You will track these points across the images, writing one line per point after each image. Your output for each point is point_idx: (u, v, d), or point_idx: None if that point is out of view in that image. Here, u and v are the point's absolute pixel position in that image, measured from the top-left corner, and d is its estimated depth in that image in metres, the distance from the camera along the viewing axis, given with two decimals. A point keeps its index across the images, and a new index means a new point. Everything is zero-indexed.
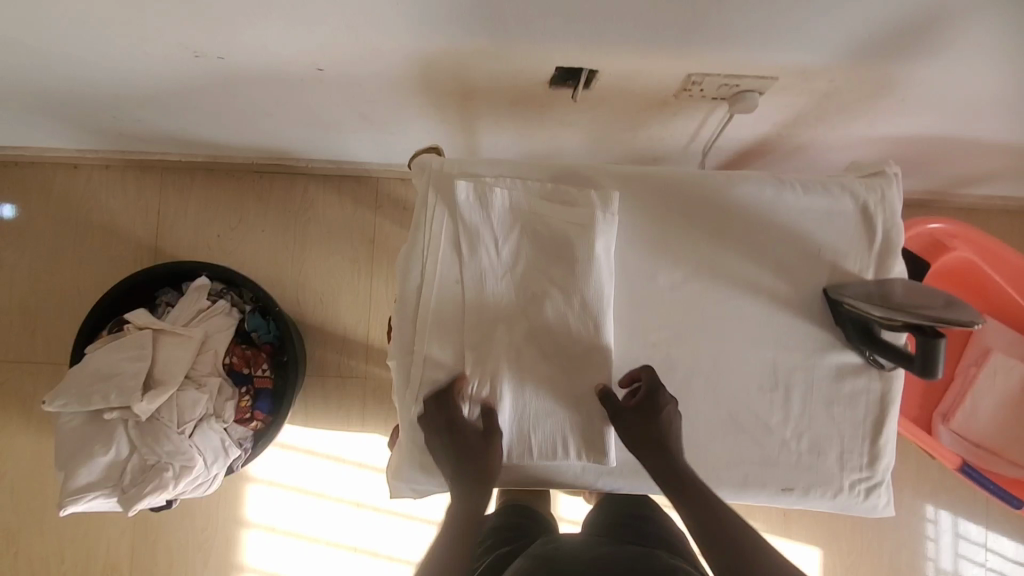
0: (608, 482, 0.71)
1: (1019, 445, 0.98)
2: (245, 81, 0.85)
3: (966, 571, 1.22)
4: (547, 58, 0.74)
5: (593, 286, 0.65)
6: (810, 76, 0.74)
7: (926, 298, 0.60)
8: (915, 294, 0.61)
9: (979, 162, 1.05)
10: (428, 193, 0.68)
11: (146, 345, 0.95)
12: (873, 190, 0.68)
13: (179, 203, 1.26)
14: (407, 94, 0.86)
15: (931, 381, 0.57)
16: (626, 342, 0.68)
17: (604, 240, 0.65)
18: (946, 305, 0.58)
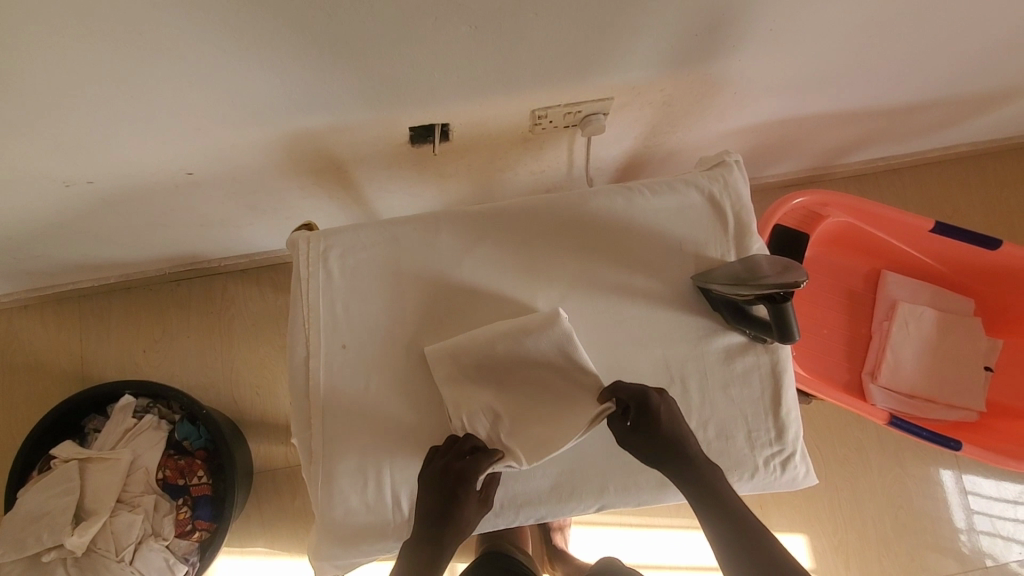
0: (531, 514, 0.67)
1: (950, 387, 0.99)
2: (125, 199, 0.86)
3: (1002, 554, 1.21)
4: (396, 122, 0.77)
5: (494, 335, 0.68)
6: (640, 90, 0.80)
7: (768, 265, 0.63)
8: (766, 264, 0.64)
9: (849, 131, 1.10)
10: (300, 269, 0.69)
11: (73, 476, 0.96)
12: (714, 180, 0.72)
13: (100, 328, 1.24)
14: (282, 182, 0.88)
15: (792, 344, 0.61)
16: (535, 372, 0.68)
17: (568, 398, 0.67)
18: (782, 268, 0.62)
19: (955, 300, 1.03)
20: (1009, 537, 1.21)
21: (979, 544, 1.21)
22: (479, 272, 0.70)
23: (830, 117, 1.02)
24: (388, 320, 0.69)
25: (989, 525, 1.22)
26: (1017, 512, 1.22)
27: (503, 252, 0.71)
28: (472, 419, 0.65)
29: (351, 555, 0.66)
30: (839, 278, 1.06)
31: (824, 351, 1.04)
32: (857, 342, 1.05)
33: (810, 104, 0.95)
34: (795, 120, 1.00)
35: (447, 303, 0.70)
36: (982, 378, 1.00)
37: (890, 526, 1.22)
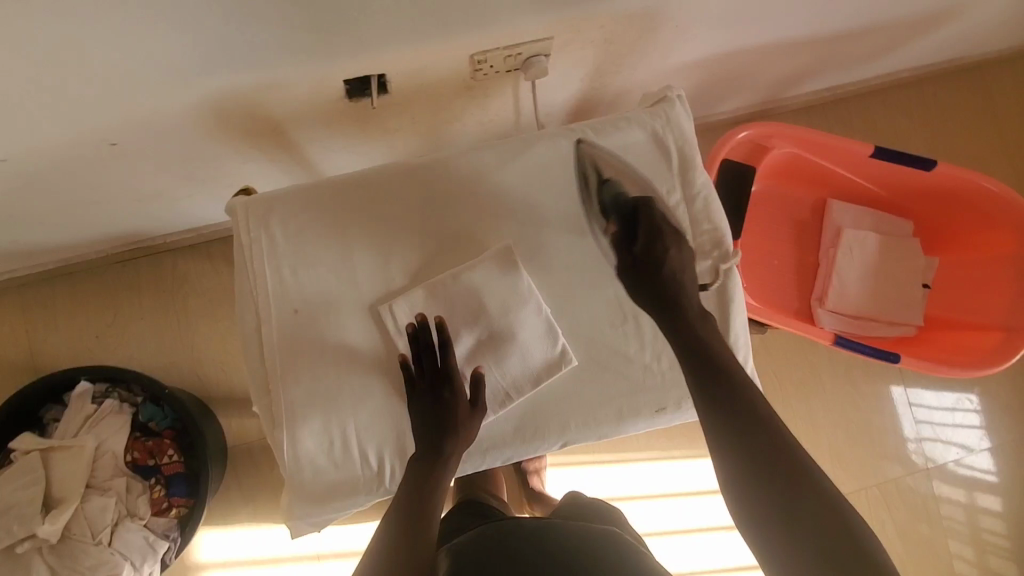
0: (497, 457, 0.70)
1: (892, 306, 1.05)
2: (45, 177, 0.81)
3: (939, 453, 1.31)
4: (329, 76, 0.74)
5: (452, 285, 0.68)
6: (577, 27, 0.78)
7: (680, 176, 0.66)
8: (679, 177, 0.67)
9: (792, 61, 1.11)
10: (244, 235, 0.68)
11: (38, 467, 0.95)
12: (657, 116, 0.72)
13: (45, 317, 1.18)
14: (218, 148, 0.84)
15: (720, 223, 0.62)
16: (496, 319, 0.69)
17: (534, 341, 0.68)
18: None
19: (895, 222, 1.08)
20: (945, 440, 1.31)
21: (923, 450, 1.31)
22: (428, 225, 0.70)
23: (772, 48, 1.02)
24: (340, 280, 0.68)
25: (928, 430, 1.32)
26: (955, 418, 1.32)
27: (451, 204, 0.70)
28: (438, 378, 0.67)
29: (324, 512, 0.67)
30: (787, 209, 1.09)
31: (775, 281, 1.07)
32: (806, 270, 1.09)
33: (751, 35, 0.95)
34: (738, 53, 1.00)
35: (398, 260, 0.69)
36: (919, 294, 1.05)
37: (843, 439, 1.31)
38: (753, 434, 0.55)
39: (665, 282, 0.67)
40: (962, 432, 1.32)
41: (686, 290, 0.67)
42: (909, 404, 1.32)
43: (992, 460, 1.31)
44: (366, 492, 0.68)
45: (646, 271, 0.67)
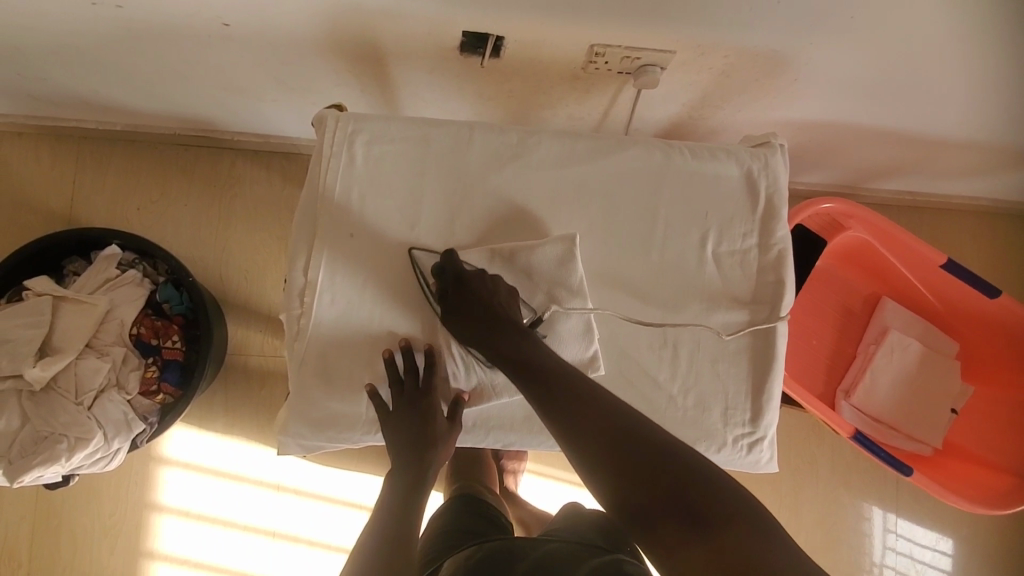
0: (498, 438, 0.69)
1: (915, 420, 1.02)
2: (148, 34, 0.81)
3: None
4: (451, 22, 0.74)
5: (508, 258, 0.67)
6: (701, 49, 0.77)
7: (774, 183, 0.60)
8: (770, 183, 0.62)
9: (888, 153, 1.10)
10: (325, 146, 0.67)
11: (45, 311, 0.94)
12: (756, 158, 0.71)
13: (95, 174, 1.19)
14: (318, 60, 0.85)
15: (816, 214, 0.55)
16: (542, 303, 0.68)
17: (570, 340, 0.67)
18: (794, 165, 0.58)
19: (942, 339, 1.06)
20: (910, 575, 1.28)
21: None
22: (504, 192, 0.69)
23: (875, 133, 1.01)
24: (402, 219, 0.68)
25: (896, 560, 1.29)
26: (932, 557, 1.29)
27: (531, 179, 0.69)
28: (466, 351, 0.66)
29: (317, 438, 0.66)
30: (840, 294, 1.07)
31: (807, 360, 1.05)
32: (840, 358, 1.07)
33: (860, 113, 0.94)
34: (841, 126, 0.99)
35: (465, 218, 0.69)
36: (947, 418, 1.03)
37: (820, 538, 1.28)
38: (600, 446, 0.53)
39: (483, 307, 0.62)
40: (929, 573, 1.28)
41: (506, 309, 0.63)
42: (889, 528, 1.29)
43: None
44: (363, 432, 0.67)
45: (464, 306, 0.63)
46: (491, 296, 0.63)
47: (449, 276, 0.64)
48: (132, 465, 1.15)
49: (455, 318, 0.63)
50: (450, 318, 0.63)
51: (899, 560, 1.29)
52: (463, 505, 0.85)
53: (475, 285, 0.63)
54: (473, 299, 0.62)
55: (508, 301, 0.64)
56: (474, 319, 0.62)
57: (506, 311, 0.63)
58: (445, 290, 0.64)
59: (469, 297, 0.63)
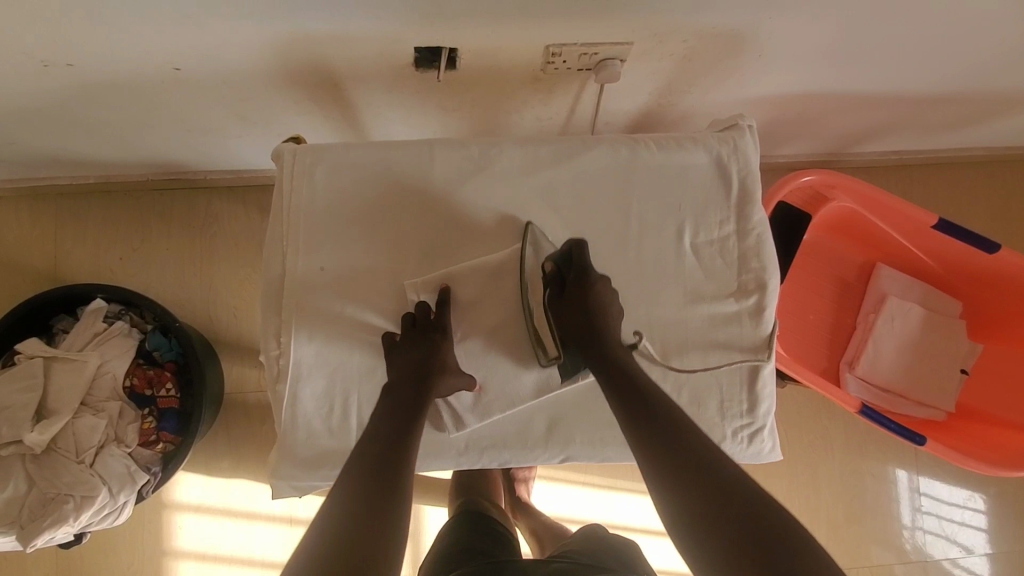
0: (493, 458, 0.67)
1: (923, 386, 1.00)
2: (103, 88, 0.81)
3: (931, 547, 1.25)
4: (400, 39, 0.72)
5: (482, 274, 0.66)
6: (659, 36, 0.76)
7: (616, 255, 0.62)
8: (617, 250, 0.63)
9: (867, 116, 1.07)
10: (284, 182, 0.66)
11: (36, 374, 0.94)
12: (725, 142, 0.69)
13: (76, 228, 1.19)
14: (275, 92, 0.84)
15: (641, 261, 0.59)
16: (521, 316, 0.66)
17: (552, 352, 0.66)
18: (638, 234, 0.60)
19: (944, 300, 1.03)
20: (940, 535, 1.26)
21: (915, 539, 1.26)
22: (471, 207, 0.68)
23: (850, 98, 0.98)
24: (371, 246, 0.67)
25: (926, 520, 1.26)
26: (962, 516, 1.26)
27: (498, 190, 0.68)
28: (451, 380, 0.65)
29: (310, 479, 0.65)
30: (833, 265, 1.05)
31: (807, 336, 1.03)
32: (840, 331, 1.04)
33: (832, 80, 0.91)
34: (815, 96, 0.97)
35: (435, 237, 0.67)
36: (956, 380, 1.00)
37: (844, 511, 1.26)
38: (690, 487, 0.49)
39: (590, 315, 0.62)
40: (961, 532, 1.26)
41: (610, 324, 0.62)
42: (915, 492, 1.26)
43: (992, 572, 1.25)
44: None
45: (575, 301, 0.62)
46: (605, 308, 0.63)
47: (574, 268, 0.64)
48: (145, 514, 1.15)
49: (562, 309, 0.63)
50: (556, 306, 0.63)
51: (929, 522, 1.26)
52: (464, 522, 0.83)
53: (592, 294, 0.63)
54: (583, 306, 0.62)
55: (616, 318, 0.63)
56: (580, 325, 0.61)
57: (609, 327, 0.62)
58: (561, 280, 0.64)
59: (582, 298, 0.62)
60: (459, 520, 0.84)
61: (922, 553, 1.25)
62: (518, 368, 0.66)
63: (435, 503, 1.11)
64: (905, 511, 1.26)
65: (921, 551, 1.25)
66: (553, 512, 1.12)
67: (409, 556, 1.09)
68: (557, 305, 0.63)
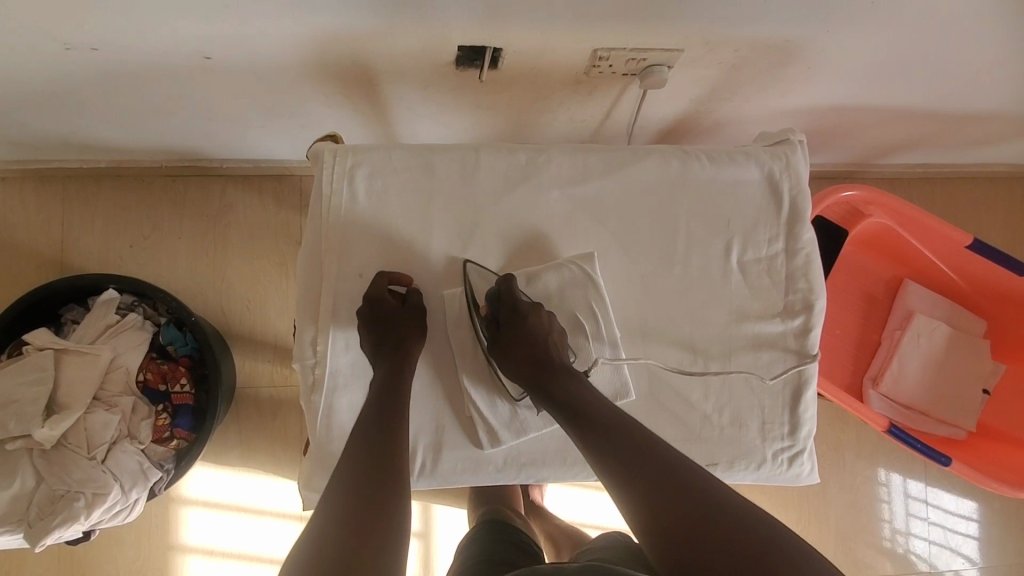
0: (530, 475, 0.66)
1: (946, 404, 1.00)
2: (127, 73, 0.77)
3: (935, 559, 1.27)
4: (445, 37, 0.69)
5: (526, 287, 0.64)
6: (710, 45, 0.73)
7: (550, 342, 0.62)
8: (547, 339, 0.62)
9: (902, 130, 1.06)
10: (324, 184, 0.64)
11: (48, 366, 0.91)
12: (777, 158, 0.68)
13: (84, 213, 1.15)
14: (306, 85, 0.80)
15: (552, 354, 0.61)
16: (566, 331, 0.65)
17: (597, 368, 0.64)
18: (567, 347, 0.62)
19: (969, 319, 1.03)
20: (945, 546, 1.27)
21: (921, 550, 1.27)
22: (516, 217, 0.66)
23: (890, 111, 0.97)
24: (412, 254, 0.64)
25: (932, 532, 1.27)
26: (969, 529, 1.27)
27: (544, 200, 0.66)
28: (489, 396, 0.64)
29: None
30: (860, 280, 1.04)
31: (831, 350, 1.03)
32: (865, 346, 1.04)
33: (875, 94, 0.90)
34: (854, 109, 0.95)
35: (478, 247, 0.65)
36: (979, 400, 1.00)
37: (853, 521, 1.26)
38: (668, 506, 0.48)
39: (532, 346, 0.60)
40: (966, 544, 1.27)
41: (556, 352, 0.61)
42: (924, 504, 1.27)
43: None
44: None
45: (512, 351, 0.60)
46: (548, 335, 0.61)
47: (503, 308, 0.61)
48: (152, 509, 1.13)
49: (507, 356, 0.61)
50: (499, 359, 0.61)
51: (935, 534, 1.28)
52: (487, 531, 0.82)
53: (532, 319, 0.61)
54: (525, 344, 0.60)
55: (562, 346, 0.62)
56: (527, 361, 0.60)
57: (557, 354, 0.61)
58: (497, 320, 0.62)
59: (524, 332, 0.60)
60: (481, 530, 0.83)
61: (926, 563, 1.27)
62: None
63: (449, 504, 1.09)
64: (913, 522, 1.27)
65: (925, 562, 1.27)
66: (568, 517, 1.12)
67: (421, 558, 1.08)
68: (495, 349, 0.61)
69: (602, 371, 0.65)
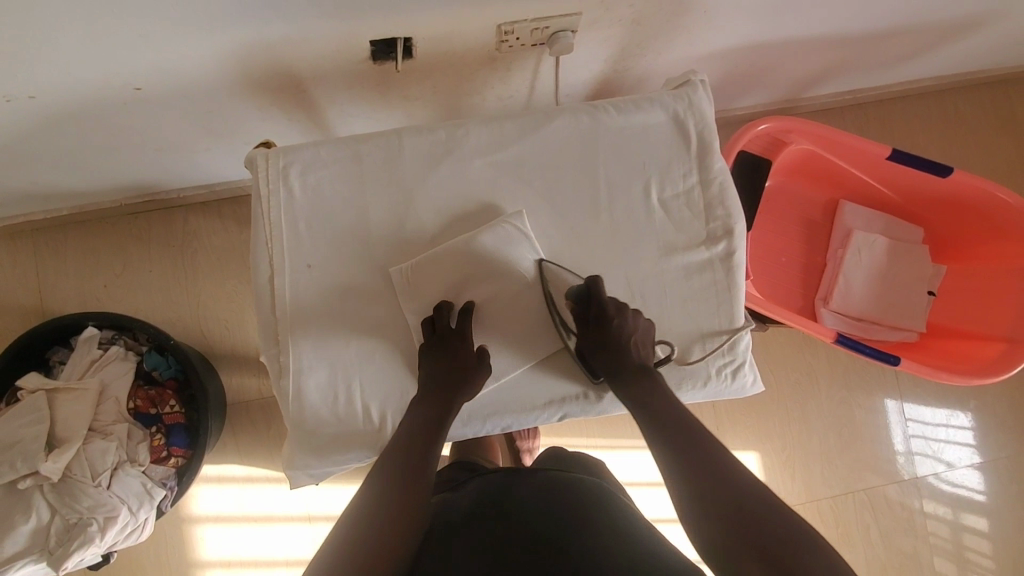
0: (496, 424, 0.71)
1: (895, 310, 1.05)
2: (67, 116, 0.81)
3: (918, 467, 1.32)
4: (355, 35, 0.74)
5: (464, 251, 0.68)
6: (605, 5, 0.78)
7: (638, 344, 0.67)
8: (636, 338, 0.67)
9: (817, 60, 1.11)
10: (261, 186, 0.68)
11: (41, 406, 0.95)
12: (679, 99, 0.72)
13: (56, 261, 1.19)
14: (239, 101, 0.85)
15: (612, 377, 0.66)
16: (507, 286, 0.69)
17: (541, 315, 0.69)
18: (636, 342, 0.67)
19: (906, 228, 1.08)
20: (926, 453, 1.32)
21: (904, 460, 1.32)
22: (446, 189, 0.70)
23: (798, 43, 1.02)
24: (354, 238, 0.69)
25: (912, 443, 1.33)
26: (947, 432, 1.33)
27: (469, 170, 0.71)
28: None
29: (324, 464, 0.68)
30: (798, 207, 1.09)
31: (781, 277, 1.08)
32: (812, 268, 1.09)
33: (777, 29, 0.94)
34: (764, 46, 1.00)
35: (414, 222, 0.70)
36: (925, 302, 1.05)
37: (836, 440, 1.32)
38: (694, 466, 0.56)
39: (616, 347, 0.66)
40: (947, 449, 1.32)
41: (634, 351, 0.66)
42: (901, 418, 1.33)
43: (980, 481, 1.32)
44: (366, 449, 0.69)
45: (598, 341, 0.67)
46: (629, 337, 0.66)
47: (593, 307, 0.66)
48: (166, 530, 1.17)
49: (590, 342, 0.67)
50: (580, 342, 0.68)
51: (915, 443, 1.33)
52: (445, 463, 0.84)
53: (616, 320, 0.66)
54: (608, 341, 0.66)
55: (643, 345, 0.67)
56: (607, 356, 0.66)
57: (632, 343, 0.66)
58: (585, 315, 0.67)
59: (604, 334, 0.66)
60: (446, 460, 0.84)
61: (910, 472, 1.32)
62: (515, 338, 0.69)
63: None
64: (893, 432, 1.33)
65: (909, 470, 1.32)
66: None
67: None
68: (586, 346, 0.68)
69: (545, 317, 0.70)
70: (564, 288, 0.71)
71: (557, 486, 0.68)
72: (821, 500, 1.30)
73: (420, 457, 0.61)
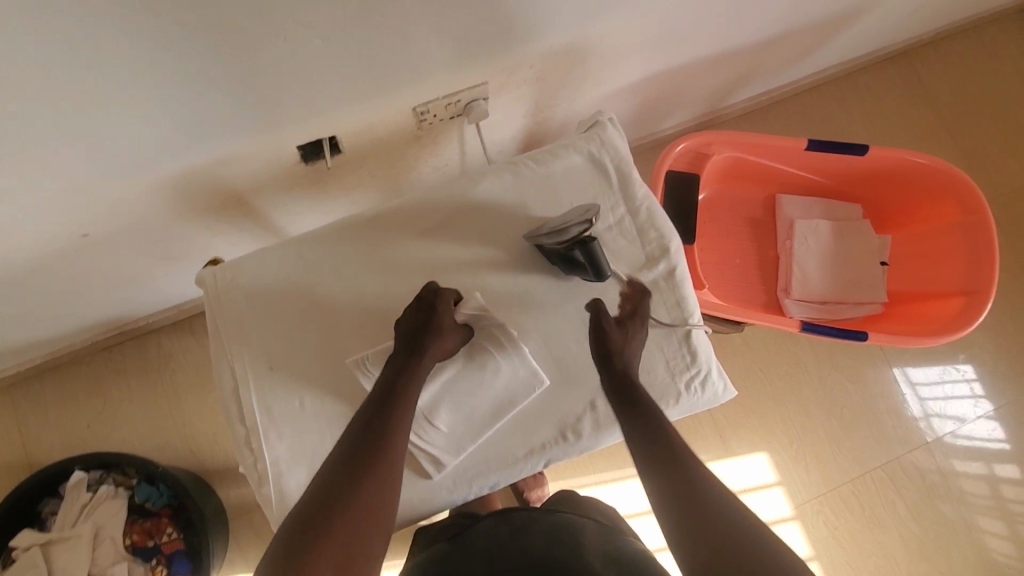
0: (482, 485, 0.72)
1: (853, 287, 1.08)
2: (22, 273, 0.84)
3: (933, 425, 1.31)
4: (281, 143, 0.78)
5: None
6: (507, 69, 0.84)
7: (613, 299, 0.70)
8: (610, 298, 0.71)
9: (723, 73, 1.18)
10: (213, 303, 0.70)
11: (39, 562, 0.95)
12: (591, 140, 0.77)
13: (36, 412, 1.19)
14: (186, 225, 0.88)
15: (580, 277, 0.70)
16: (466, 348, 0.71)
17: (506, 369, 0.70)
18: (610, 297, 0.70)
19: (845, 208, 1.13)
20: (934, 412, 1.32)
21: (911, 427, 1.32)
22: (390, 268, 0.73)
23: (699, 63, 1.09)
24: (310, 333, 0.71)
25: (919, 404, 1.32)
26: (947, 389, 1.33)
27: (408, 246, 0.74)
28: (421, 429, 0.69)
29: None
30: (739, 209, 1.14)
31: (739, 279, 1.11)
32: (766, 263, 1.13)
33: (674, 56, 1.01)
34: (668, 72, 1.07)
35: (365, 305, 0.72)
36: (880, 273, 1.09)
37: (839, 422, 1.32)
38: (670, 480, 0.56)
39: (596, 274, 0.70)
40: (954, 403, 1.32)
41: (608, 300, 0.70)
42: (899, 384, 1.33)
43: (993, 428, 1.32)
44: None
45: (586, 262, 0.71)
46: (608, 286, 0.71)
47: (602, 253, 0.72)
48: None
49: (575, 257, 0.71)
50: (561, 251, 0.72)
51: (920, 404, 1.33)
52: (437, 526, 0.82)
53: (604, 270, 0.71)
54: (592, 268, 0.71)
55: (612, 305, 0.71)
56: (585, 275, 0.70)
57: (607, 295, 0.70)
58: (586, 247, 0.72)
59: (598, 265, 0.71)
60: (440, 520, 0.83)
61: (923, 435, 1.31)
62: (488, 397, 0.70)
63: None
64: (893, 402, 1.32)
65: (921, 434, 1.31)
66: None
67: None
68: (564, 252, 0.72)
69: (512, 369, 0.71)
70: (521, 337, 0.73)
71: (546, 525, 0.70)
72: (839, 486, 1.29)
73: (355, 465, 0.56)
